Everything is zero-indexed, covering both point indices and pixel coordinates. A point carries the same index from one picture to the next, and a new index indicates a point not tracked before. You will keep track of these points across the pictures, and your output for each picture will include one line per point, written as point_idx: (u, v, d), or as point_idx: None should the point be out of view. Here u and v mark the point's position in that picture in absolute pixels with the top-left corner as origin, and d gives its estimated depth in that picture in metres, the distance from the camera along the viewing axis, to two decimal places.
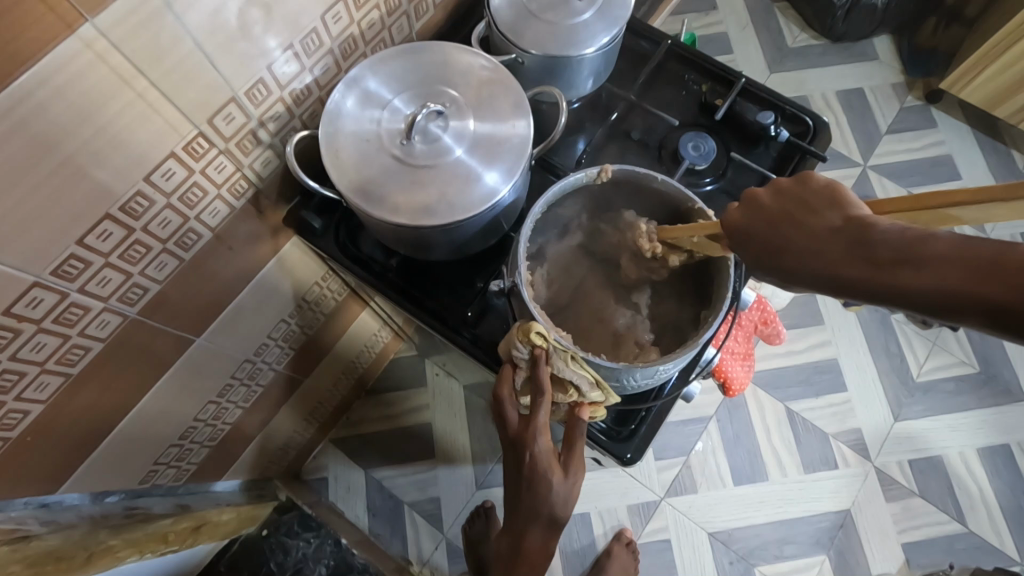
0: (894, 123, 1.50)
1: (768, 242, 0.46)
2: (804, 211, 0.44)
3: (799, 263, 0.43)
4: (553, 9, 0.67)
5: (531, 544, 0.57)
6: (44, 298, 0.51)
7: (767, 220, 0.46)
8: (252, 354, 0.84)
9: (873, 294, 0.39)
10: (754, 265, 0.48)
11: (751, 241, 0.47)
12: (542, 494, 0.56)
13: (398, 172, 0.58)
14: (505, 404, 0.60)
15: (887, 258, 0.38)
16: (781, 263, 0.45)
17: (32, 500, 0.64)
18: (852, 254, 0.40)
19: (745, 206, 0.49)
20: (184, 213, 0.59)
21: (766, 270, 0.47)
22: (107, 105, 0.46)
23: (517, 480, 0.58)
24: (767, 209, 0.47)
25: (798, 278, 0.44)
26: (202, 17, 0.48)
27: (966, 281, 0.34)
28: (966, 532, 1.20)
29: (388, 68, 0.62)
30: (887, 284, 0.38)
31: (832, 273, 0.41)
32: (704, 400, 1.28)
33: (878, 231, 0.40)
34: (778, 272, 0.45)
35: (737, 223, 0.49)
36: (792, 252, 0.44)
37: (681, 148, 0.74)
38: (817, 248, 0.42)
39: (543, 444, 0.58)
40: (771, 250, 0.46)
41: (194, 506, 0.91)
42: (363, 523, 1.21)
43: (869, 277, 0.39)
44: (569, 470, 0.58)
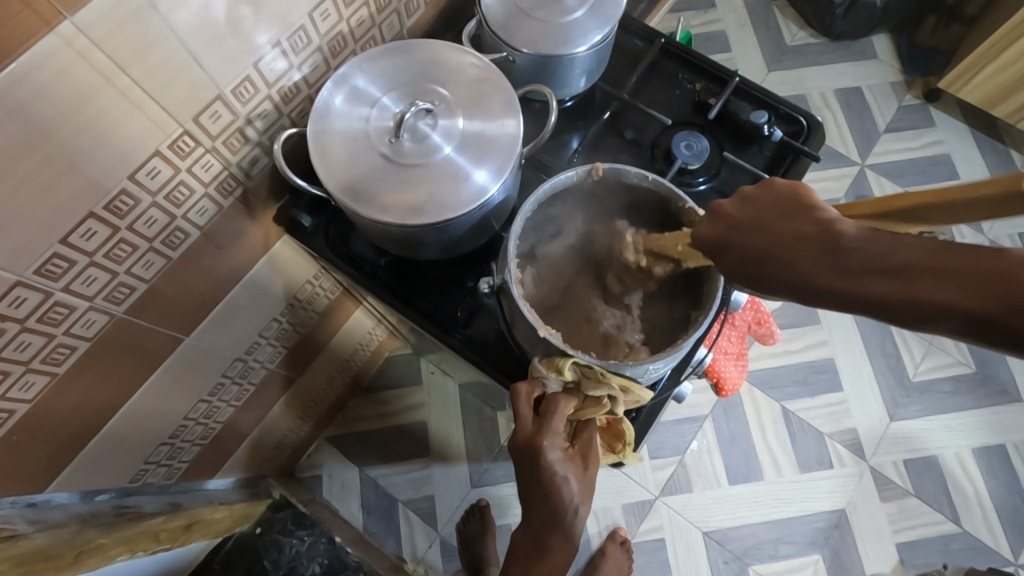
0: (892, 122, 1.49)
1: (738, 249, 0.45)
2: (773, 216, 0.43)
3: (768, 271, 0.42)
4: (544, 7, 0.66)
5: (556, 547, 0.56)
6: (27, 297, 0.50)
7: (737, 227, 0.45)
8: (243, 353, 0.84)
9: (844, 301, 0.38)
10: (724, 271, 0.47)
11: (722, 249, 0.46)
12: (563, 503, 0.56)
13: (386, 172, 0.58)
14: (521, 401, 0.60)
15: (856, 265, 0.38)
16: (752, 270, 0.44)
17: (19, 499, 0.64)
18: (822, 260, 0.39)
19: (716, 213, 0.48)
20: (170, 212, 0.58)
21: (737, 276, 0.46)
22: (89, 102, 0.46)
23: (536, 491, 0.57)
24: (737, 217, 0.46)
25: (768, 284, 0.43)
26: (187, 14, 0.48)
27: (937, 291, 0.34)
28: (961, 532, 1.19)
29: (378, 66, 0.62)
30: (857, 292, 0.37)
31: (800, 281, 0.40)
32: (700, 400, 1.28)
33: (846, 237, 0.39)
34: (747, 278, 0.45)
35: (708, 231, 0.48)
36: (762, 258, 0.43)
37: (674, 148, 0.74)
38: (786, 255, 0.41)
39: (558, 451, 0.57)
40: (742, 257, 0.45)
41: (186, 504, 0.91)
42: (357, 521, 1.21)
43: (840, 285, 0.38)
44: (587, 469, 0.59)
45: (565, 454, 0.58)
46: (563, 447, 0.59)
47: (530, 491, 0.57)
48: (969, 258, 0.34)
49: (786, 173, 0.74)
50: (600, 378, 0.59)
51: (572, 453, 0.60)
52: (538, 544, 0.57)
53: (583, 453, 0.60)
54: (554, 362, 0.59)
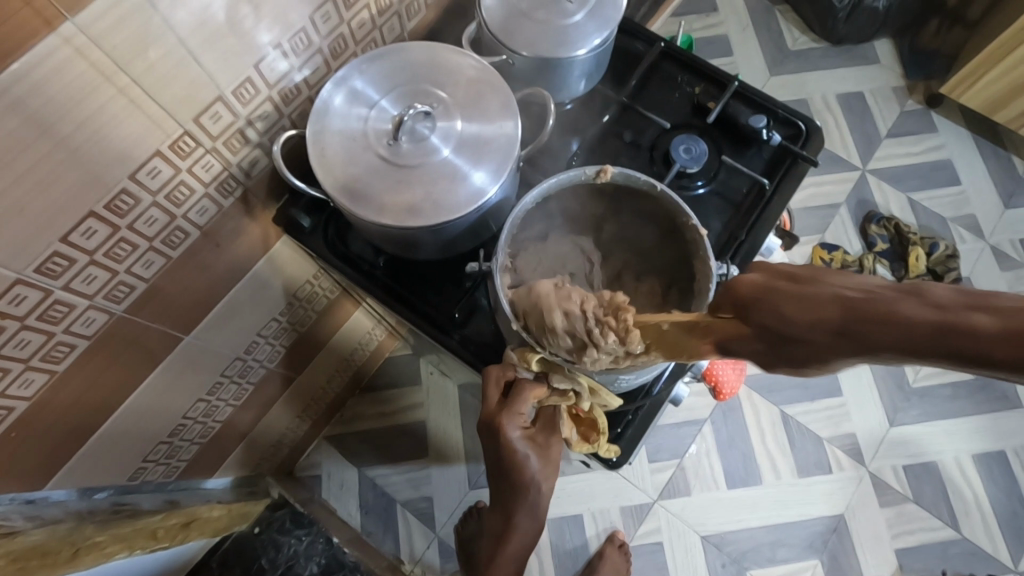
0: (894, 126, 1.49)
1: (789, 294, 0.39)
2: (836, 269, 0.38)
3: (830, 314, 0.36)
4: (544, 9, 0.66)
5: (517, 521, 0.60)
6: (27, 295, 0.51)
7: (795, 278, 0.40)
8: (242, 352, 0.84)
9: (928, 340, 0.31)
10: (759, 338, 0.40)
11: (767, 301, 0.40)
12: (525, 481, 0.59)
13: (384, 172, 0.58)
14: (490, 383, 0.61)
15: (953, 301, 0.31)
16: (802, 316, 0.37)
17: (18, 496, 0.64)
18: (906, 297, 0.33)
19: (764, 271, 0.42)
20: (170, 212, 0.59)
21: (779, 337, 0.39)
22: (88, 101, 0.46)
23: (498, 470, 0.60)
24: (793, 271, 0.40)
25: (824, 333, 0.36)
26: (187, 14, 0.48)
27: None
28: (960, 538, 1.19)
29: (378, 67, 0.62)
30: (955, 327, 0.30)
31: (872, 321, 0.34)
32: (698, 403, 1.28)
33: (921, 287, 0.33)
34: (801, 325, 0.37)
35: (754, 284, 0.41)
36: (822, 300, 0.37)
37: (673, 151, 0.74)
38: (857, 295, 0.35)
39: (517, 431, 0.60)
40: (792, 301, 0.38)
41: (184, 502, 0.91)
42: (356, 521, 1.21)
43: (929, 317, 0.31)
44: (547, 451, 0.61)
45: (526, 435, 0.60)
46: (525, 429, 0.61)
47: (494, 467, 0.61)
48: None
49: (785, 176, 0.74)
50: (564, 371, 0.60)
51: (535, 434, 0.61)
52: (505, 521, 0.61)
53: (545, 436, 0.62)
54: (525, 351, 0.60)
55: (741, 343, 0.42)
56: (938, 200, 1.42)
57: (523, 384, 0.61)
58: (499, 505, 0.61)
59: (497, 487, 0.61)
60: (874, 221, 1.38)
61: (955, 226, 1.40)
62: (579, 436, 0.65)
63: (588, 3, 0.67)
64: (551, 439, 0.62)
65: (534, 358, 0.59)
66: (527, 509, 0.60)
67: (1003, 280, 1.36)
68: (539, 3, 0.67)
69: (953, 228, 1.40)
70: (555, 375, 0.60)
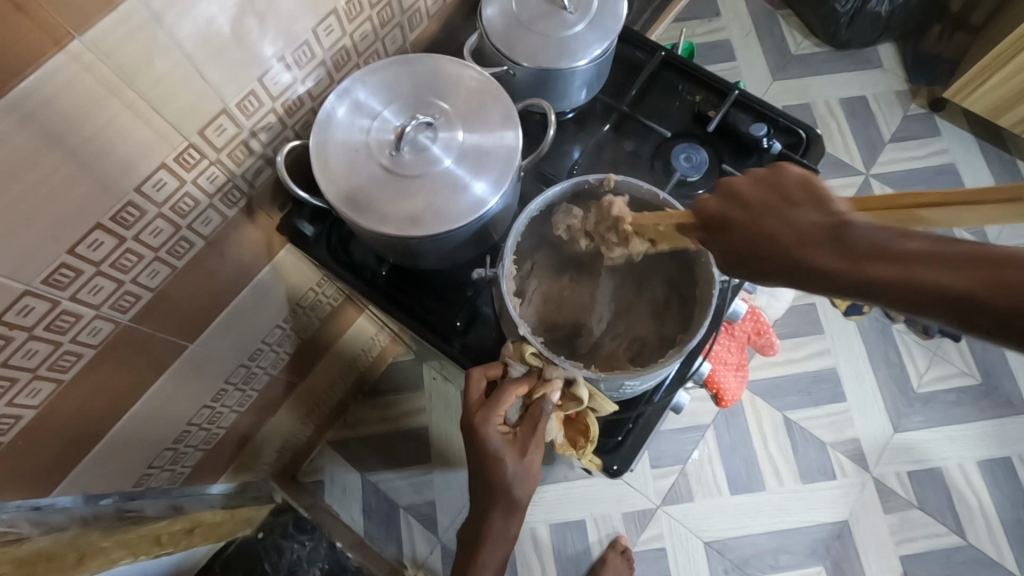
0: (897, 131, 1.49)
1: (741, 226, 0.41)
2: (780, 200, 0.40)
3: (771, 252, 0.39)
4: (545, 21, 0.67)
5: (491, 522, 0.60)
6: (35, 305, 0.51)
7: (745, 206, 0.42)
8: (246, 359, 0.85)
9: (842, 288, 0.36)
10: (718, 253, 0.44)
11: (729, 228, 0.42)
12: (497, 482, 0.59)
13: (385, 182, 0.59)
14: (474, 379, 0.61)
15: (861, 248, 0.35)
16: (752, 250, 0.40)
17: (25, 503, 0.65)
18: (826, 246, 0.36)
19: (723, 192, 0.44)
20: (175, 222, 0.59)
21: (733, 260, 0.42)
22: (95, 115, 0.47)
23: (474, 468, 0.60)
24: (746, 195, 0.42)
25: (767, 266, 0.40)
26: (193, 29, 0.49)
27: (942, 275, 0.31)
28: (965, 545, 1.19)
29: (380, 78, 0.63)
30: (863, 277, 0.34)
31: (801, 263, 0.37)
32: (701, 408, 1.27)
33: (857, 228, 0.36)
34: (744, 257, 0.41)
35: (713, 206, 0.44)
36: (762, 235, 0.40)
37: (673, 160, 0.75)
38: (791, 236, 0.38)
39: (495, 431, 0.59)
40: (743, 236, 0.41)
41: (188, 508, 0.92)
42: (359, 526, 1.22)
43: (844, 267, 0.35)
44: (525, 454, 0.59)
45: (503, 436, 0.60)
46: (505, 429, 0.60)
47: (472, 466, 0.61)
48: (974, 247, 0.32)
49: None
50: (558, 369, 0.59)
51: (513, 437, 0.60)
52: (480, 521, 0.61)
53: (527, 437, 0.60)
54: (520, 345, 0.60)
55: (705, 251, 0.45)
56: None
57: (508, 384, 0.60)
58: (475, 507, 0.61)
59: (474, 487, 0.61)
60: None
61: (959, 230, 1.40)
62: (567, 439, 0.66)
63: (588, 14, 0.67)
64: (532, 442, 0.60)
65: (526, 353, 0.59)
66: (501, 514, 0.60)
67: None
68: (540, 14, 0.67)
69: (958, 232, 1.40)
70: (546, 374, 0.59)
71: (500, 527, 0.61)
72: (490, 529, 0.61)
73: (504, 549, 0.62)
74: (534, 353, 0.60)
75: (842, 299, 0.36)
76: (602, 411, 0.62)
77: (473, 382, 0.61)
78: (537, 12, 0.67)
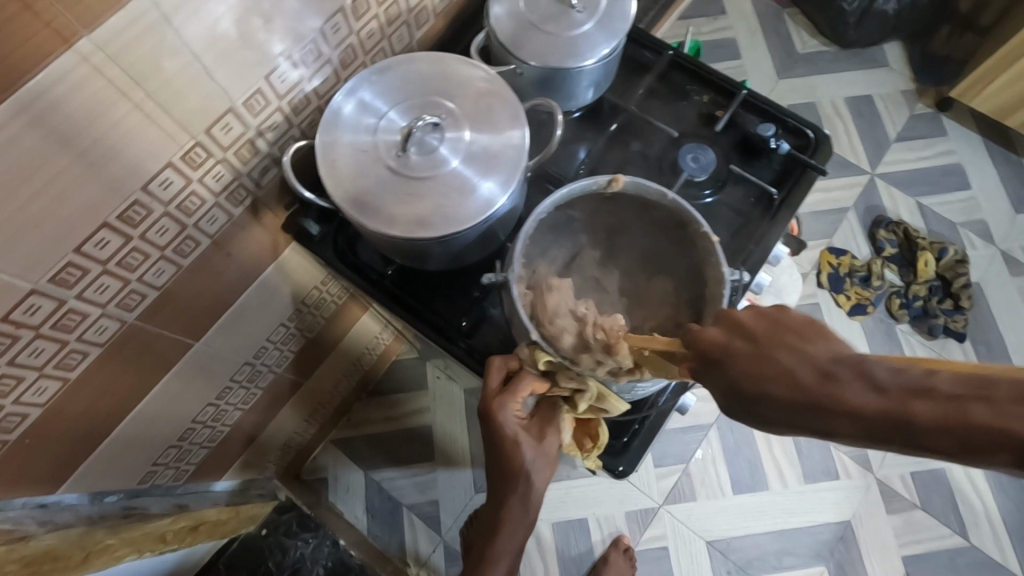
0: (903, 131, 1.48)
1: (746, 357, 0.39)
2: (785, 335, 0.39)
3: (784, 387, 0.37)
4: (552, 20, 0.67)
5: (508, 510, 0.60)
6: (41, 305, 0.51)
7: (749, 338, 0.40)
8: (251, 358, 0.85)
9: (877, 428, 0.33)
10: (719, 392, 0.41)
11: (730, 363, 0.40)
12: (517, 468, 0.59)
13: (393, 184, 0.58)
14: (493, 369, 0.61)
15: (892, 386, 0.33)
16: (764, 388, 0.37)
17: (31, 501, 0.65)
18: (852, 379, 0.34)
19: (724, 324, 0.43)
20: (182, 221, 0.59)
21: (739, 399, 0.39)
22: (104, 115, 0.47)
23: (492, 454, 0.60)
24: (750, 326, 0.41)
25: (779, 402, 0.37)
26: (201, 29, 0.49)
27: (987, 412, 0.30)
28: (969, 547, 1.19)
29: (388, 78, 0.63)
30: (898, 416, 0.32)
31: (826, 403, 0.35)
32: (704, 408, 1.27)
33: (878, 368, 0.34)
34: (756, 395, 0.38)
35: (713, 338, 0.42)
36: (774, 370, 0.37)
37: (681, 159, 0.74)
38: (806, 372, 0.36)
39: (511, 417, 0.59)
40: (750, 370, 0.39)
41: (193, 506, 0.92)
42: (362, 524, 1.22)
43: (873, 407, 0.33)
44: (542, 439, 0.61)
45: (519, 424, 0.60)
46: (520, 417, 0.61)
47: (488, 453, 0.61)
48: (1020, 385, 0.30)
49: (793, 187, 0.74)
50: (572, 374, 0.60)
51: (529, 426, 0.61)
52: (497, 509, 0.60)
53: (542, 424, 0.62)
54: (534, 348, 0.59)
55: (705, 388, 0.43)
56: (947, 205, 1.41)
57: (524, 374, 0.60)
58: (491, 493, 0.61)
59: (490, 473, 0.61)
60: (882, 226, 1.38)
61: (965, 232, 1.39)
62: (574, 440, 0.67)
63: (597, 14, 0.67)
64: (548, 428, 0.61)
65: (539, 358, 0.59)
66: (518, 500, 0.60)
67: (1013, 286, 1.35)
68: (548, 13, 0.67)
69: (963, 233, 1.39)
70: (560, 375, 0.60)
71: (517, 514, 0.60)
72: (507, 516, 0.60)
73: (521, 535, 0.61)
74: (548, 359, 0.59)
75: (878, 446, 0.34)
76: (615, 412, 0.62)
77: (489, 378, 0.61)
78: (545, 11, 0.67)
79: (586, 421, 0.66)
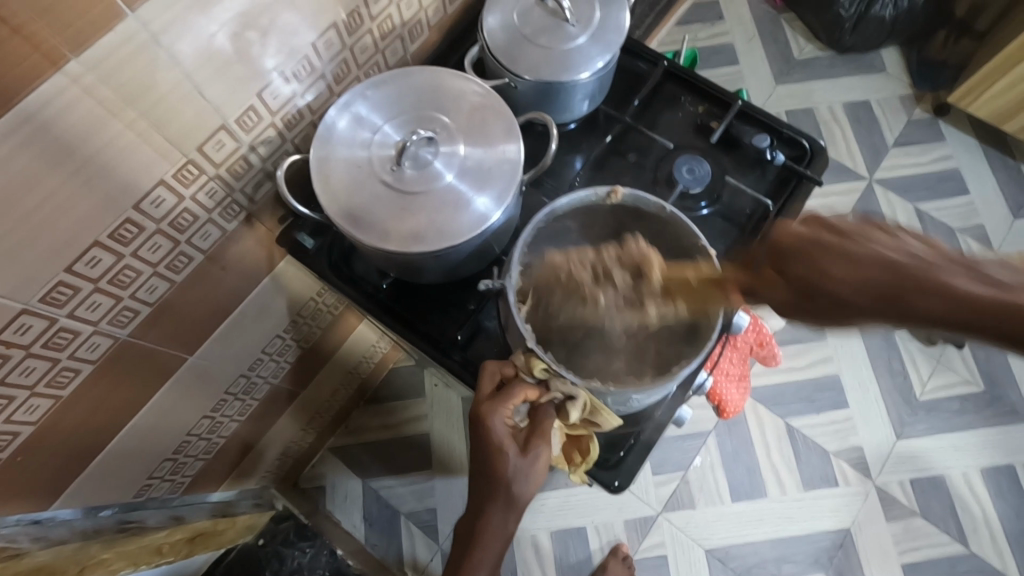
0: (901, 136, 1.48)
1: (833, 250, 0.44)
2: (869, 235, 0.44)
3: (872, 274, 0.42)
4: (546, 33, 0.67)
5: (488, 520, 0.59)
6: (32, 324, 0.51)
7: (834, 234, 0.45)
8: (246, 370, 0.85)
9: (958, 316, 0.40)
10: (787, 291, 0.47)
11: (813, 257, 0.45)
12: (500, 472, 0.58)
13: (387, 199, 0.58)
14: (486, 374, 0.61)
15: (991, 284, 0.39)
16: (833, 272, 0.43)
17: (24, 517, 0.65)
18: (948, 274, 0.40)
19: (808, 221, 0.46)
20: (174, 238, 0.59)
21: (813, 290, 0.45)
22: (95, 135, 0.47)
23: (476, 461, 0.60)
24: (837, 225, 0.45)
25: (863, 291, 0.43)
26: (193, 49, 0.49)
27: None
28: (969, 554, 1.18)
29: (382, 93, 0.63)
30: (966, 305, 0.39)
31: (908, 287, 0.41)
32: (702, 416, 1.26)
33: (962, 274, 0.40)
34: (844, 285, 0.43)
35: (796, 235, 0.46)
36: (869, 262, 0.43)
37: (675, 172, 0.74)
38: (897, 263, 0.42)
39: (502, 424, 0.59)
40: (842, 260, 0.43)
41: (188, 517, 0.91)
42: (360, 532, 1.21)
43: (955, 299, 0.39)
44: (528, 450, 0.59)
45: (508, 429, 0.59)
46: (511, 425, 0.60)
47: (474, 459, 0.60)
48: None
49: (789, 197, 0.74)
50: (566, 380, 0.59)
51: (517, 434, 0.60)
52: (474, 518, 0.60)
53: (529, 435, 0.60)
54: (529, 354, 0.60)
55: (773, 287, 0.48)
56: (946, 211, 1.41)
57: (519, 380, 0.60)
58: (472, 502, 0.60)
59: (474, 478, 0.60)
60: None
61: (963, 237, 1.39)
62: (564, 454, 0.66)
63: (591, 26, 0.67)
64: (536, 439, 0.59)
65: (532, 365, 0.59)
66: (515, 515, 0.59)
67: None
68: (542, 26, 0.67)
69: (961, 238, 1.39)
70: (553, 382, 0.59)
71: (498, 525, 0.59)
72: (486, 527, 0.59)
73: (501, 549, 0.60)
74: (543, 367, 0.59)
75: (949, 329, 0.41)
76: (608, 427, 0.62)
77: (482, 383, 0.61)
78: (540, 24, 0.67)
79: (578, 437, 0.65)
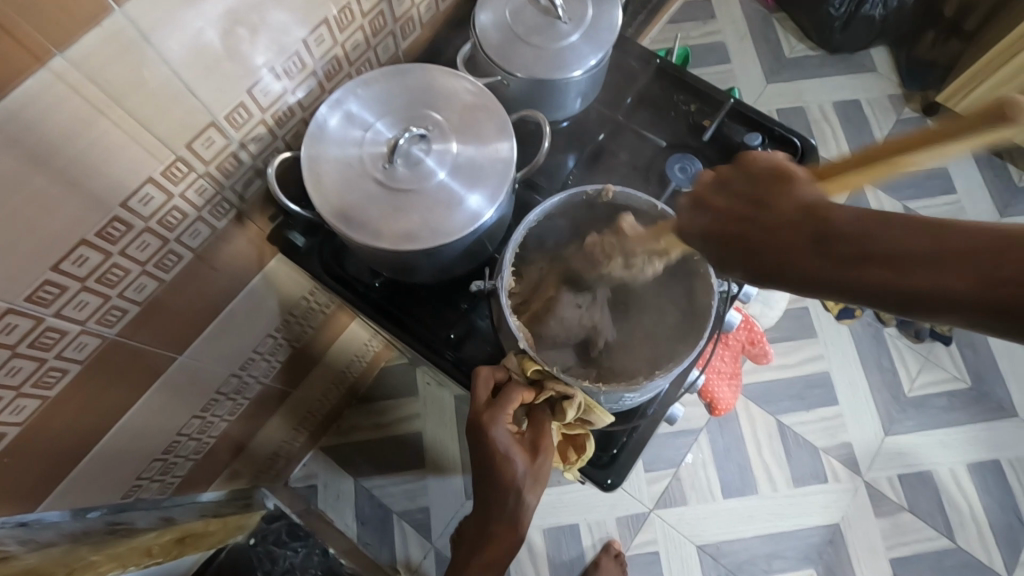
0: (890, 135, 1.49)
1: (726, 242, 0.43)
2: (757, 204, 0.42)
3: (766, 255, 0.40)
4: (539, 31, 0.66)
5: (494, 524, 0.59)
6: (18, 323, 0.50)
7: (727, 220, 0.43)
8: (237, 369, 0.84)
9: (836, 287, 0.37)
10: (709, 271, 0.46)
11: (712, 243, 0.44)
12: (507, 479, 0.57)
13: (379, 197, 0.58)
14: (479, 381, 0.60)
15: (851, 252, 0.36)
16: (734, 265, 0.43)
17: (10, 519, 0.64)
18: (815, 248, 0.38)
19: (697, 207, 0.45)
20: (163, 236, 0.59)
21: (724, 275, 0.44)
22: (80, 136, 0.46)
23: (481, 470, 0.59)
24: (720, 206, 0.44)
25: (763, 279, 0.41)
26: (180, 46, 0.48)
27: (924, 274, 0.33)
28: (955, 549, 1.20)
29: (373, 90, 0.62)
30: (846, 278, 0.36)
31: (789, 265, 0.39)
32: (693, 413, 1.27)
33: (842, 228, 0.37)
34: (746, 269, 0.42)
35: (692, 226, 0.45)
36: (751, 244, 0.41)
37: (668, 170, 0.75)
38: (778, 244, 0.39)
39: (504, 432, 0.58)
40: (737, 252, 0.42)
41: (179, 518, 0.90)
42: (352, 532, 1.21)
43: (832, 271, 0.37)
44: (535, 456, 0.59)
45: (511, 434, 0.59)
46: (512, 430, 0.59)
47: (477, 469, 0.59)
48: (914, 238, 0.34)
49: None
50: (561, 380, 0.59)
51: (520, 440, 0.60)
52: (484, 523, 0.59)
53: (534, 438, 0.60)
54: (523, 356, 0.60)
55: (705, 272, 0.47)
56: (934, 209, 1.43)
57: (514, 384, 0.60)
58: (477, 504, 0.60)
59: (478, 489, 0.60)
60: None
61: None
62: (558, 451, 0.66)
63: (584, 24, 0.67)
64: (541, 444, 0.59)
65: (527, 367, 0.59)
66: (506, 522, 0.59)
67: None
68: (535, 24, 0.67)
69: None
70: (548, 382, 0.59)
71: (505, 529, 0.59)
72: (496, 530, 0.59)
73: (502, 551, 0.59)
74: (536, 368, 0.59)
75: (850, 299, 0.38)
76: (602, 423, 0.62)
77: (478, 390, 0.60)
78: (533, 23, 0.67)
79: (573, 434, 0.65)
